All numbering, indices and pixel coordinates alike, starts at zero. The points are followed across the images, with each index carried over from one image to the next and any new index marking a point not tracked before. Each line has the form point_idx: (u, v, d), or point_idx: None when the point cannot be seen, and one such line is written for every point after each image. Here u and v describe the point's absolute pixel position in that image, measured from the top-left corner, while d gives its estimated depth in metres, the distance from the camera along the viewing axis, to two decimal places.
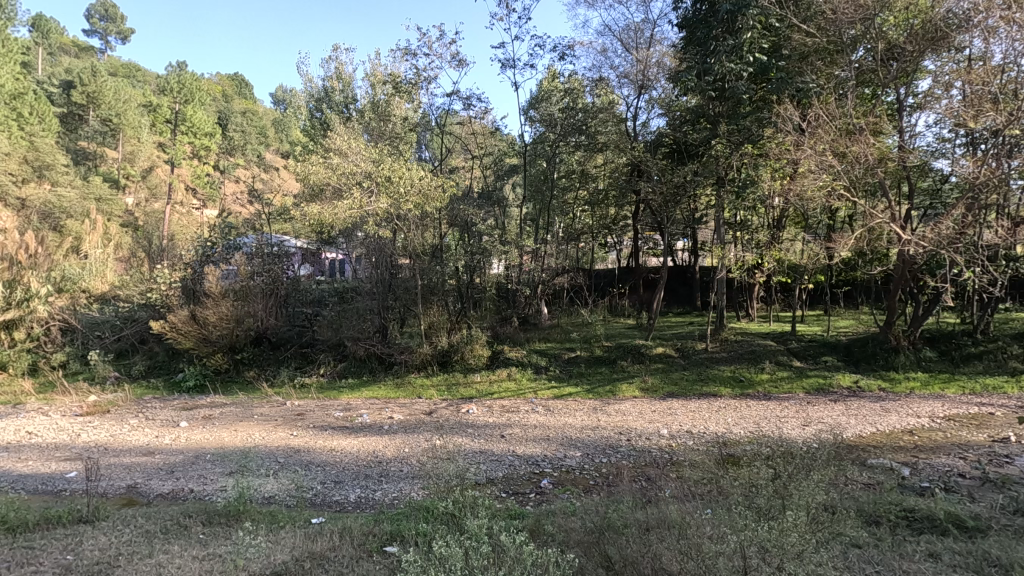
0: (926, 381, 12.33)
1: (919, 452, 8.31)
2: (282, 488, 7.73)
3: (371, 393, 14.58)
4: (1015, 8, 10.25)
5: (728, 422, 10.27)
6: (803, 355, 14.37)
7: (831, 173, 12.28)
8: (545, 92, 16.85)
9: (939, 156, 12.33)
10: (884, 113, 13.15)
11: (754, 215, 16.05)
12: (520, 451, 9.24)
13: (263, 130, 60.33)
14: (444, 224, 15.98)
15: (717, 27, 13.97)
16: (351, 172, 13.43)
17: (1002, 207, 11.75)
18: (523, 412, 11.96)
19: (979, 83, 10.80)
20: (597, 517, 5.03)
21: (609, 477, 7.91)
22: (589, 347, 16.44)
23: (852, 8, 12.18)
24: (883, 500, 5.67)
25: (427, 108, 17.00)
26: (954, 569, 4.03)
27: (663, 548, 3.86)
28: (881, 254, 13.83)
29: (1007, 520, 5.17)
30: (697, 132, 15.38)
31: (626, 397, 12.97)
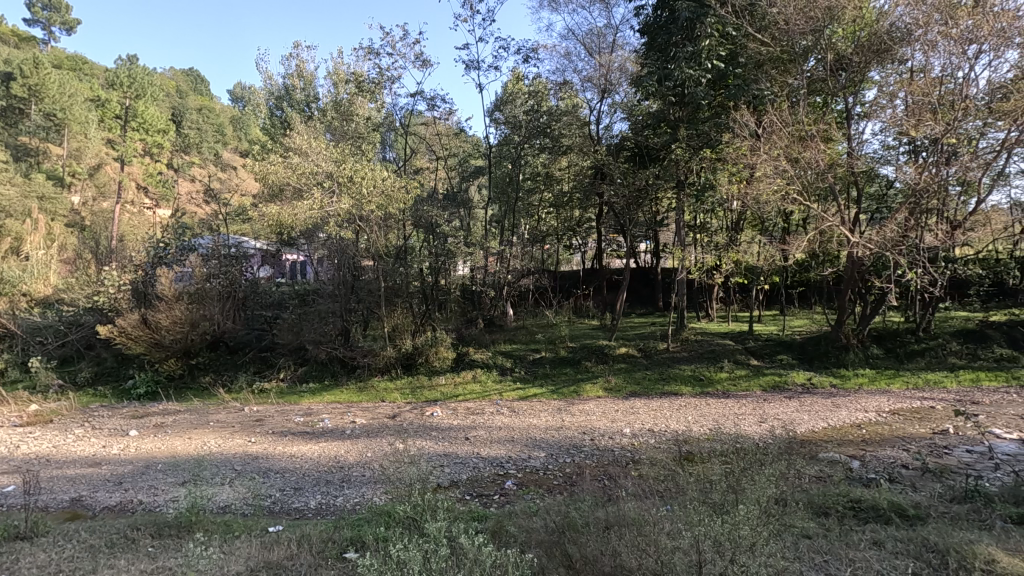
0: (873, 377, 12.92)
1: (867, 445, 8.70)
2: (238, 497, 7.50)
3: (333, 397, 14.30)
4: (952, 23, 10.82)
5: (689, 420, 10.51)
6: (760, 353, 14.84)
7: (785, 178, 12.74)
8: (510, 94, 16.96)
9: (885, 162, 12.92)
10: (833, 120, 13.67)
11: (713, 218, 16.50)
12: (484, 453, 9.22)
13: (221, 128, 58.61)
14: (408, 226, 15.84)
15: (677, 33, 14.31)
16: (312, 172, 13.17)
17: (941, 211, 12.42)
18: (488, 414, 11.94)
19: (920, 94, 11.37)
20: (559, 517, 5.07)
21: (572, 477, 7.98)
22: (554, 349, 16.56)
23: (803, 20, 12.67)
24: (832, 492, 5.90)
25: (391, 107, 16.84)
26: (896, 555, 4.24)
27: (622, 545, 3.92)
28: (832, 255, 14.39)
29: (944, 508, 5.46)
30: (659, 136, 15.71)
31: (589, 397, 13.12)
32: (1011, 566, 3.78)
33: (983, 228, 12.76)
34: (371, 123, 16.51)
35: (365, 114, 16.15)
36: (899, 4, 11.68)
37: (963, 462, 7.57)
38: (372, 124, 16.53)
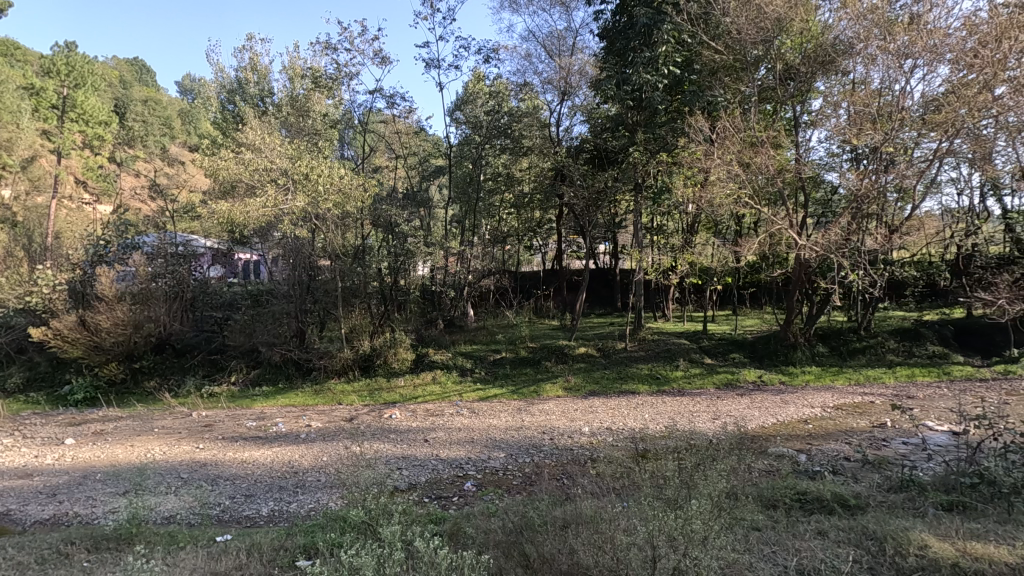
0: (818, 374, 13.52)
1: (813, 439, 9.07)
2: (184, 506, 7.17)
3: (288, 401, 13.88)
4: (890, 38, 11.40)
5: (646, 418, 10.71)
6: (713, 352, 15.27)
7: (737, 182, 13.16)
8: (471, 94, 16.83)
9: (830, 169, 13.54)
10: (783, 127, 14.21)
11: (669, 220, 16.89)
12: (443, 455, 9.14)
13: (169, 121, 56.10)
14: (367, 225, 15.56)
15: (635, 39, 14.60)
16: (266, 168, 12.75)
17: (880, 216, 13.09)
18: (447, 415, 11.84)
19: (861, 104, 11.93)
20: (518, 516, 5.08)
21: (531, 477, 8.00)
22: (514, 349, 16.59)
23: (755, 30, 13.11)
24: (780, 485, 6.11)
25: (349, 104, 16.49)
26: (838, 543, 4.42)
27: (578, 544, 3.94)
28: (781, 257, 14.95)
29: (883, 497, 5.75)
30: (617, 139, 16.01)
31: (549, 396, 13.20)
32: (942, 550, 4.02)
33: (918, 232, 13.54)
34: (328, 120, 16.13)
35: (322, 110, 15.72)
36: (842, 18, 12.24)
37: (900, 454, 7.99)
38: (329, 121, 16.15)
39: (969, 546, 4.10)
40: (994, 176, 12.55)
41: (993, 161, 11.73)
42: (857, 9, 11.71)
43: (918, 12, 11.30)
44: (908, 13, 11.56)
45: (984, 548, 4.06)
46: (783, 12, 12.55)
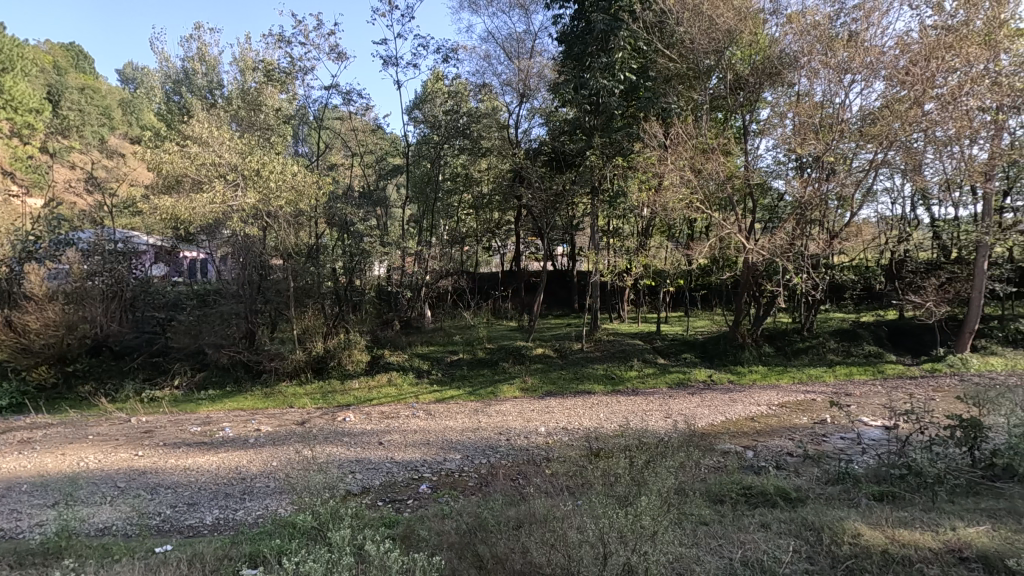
0: (764, 373, 14.07)
1: (758, 436, 9.43)
2: (119, 517, 6.80)
3: (236, 404, 13.38)
4: (832, 52, 11.91)
5: (601, 418, 10.87)
6: (666, 352, 15.67)
7: (689, 188, 13.56)
8: (430, 93, 16.82)
9: (776, 176, 14.07)
10: (732, 136, 14.69)
11: (625, 224, 17.24)
12: (398, 457, 9.02)
13: (108, 111, 53.22)
14: (321, 223, 15.23)
15: (592, 44, 15.01)
16: (213, 163, 12.24)
17: (822, 223, 13.73)
18: (403, 417, 11.69)
19: (806, 116, 12.42)
20: (472, 517, 5.08)
21: (486, 477, 8.00)
22: (471, 351, 16.54)
23: (707, 40, 13.58)
24: (727, 481, 6.32)
25: (303, 100, 15.98)
26: (781, 535, 4.61)
27: (531, 543, 3.96)
28: (730, 261, 15.47)
29: (821, 490, 6.03)
30: (574, 143, 16.27)
31: (506, 397, 13.22)
32: (872, 538, 4.27)
33: (854, 237, 14.41)
34: (282, 115, 15.55)
35: (275, 105, 15.10)
36: (787, 32, 12.84)
37: (838, 448, 8.40)
38: (283, 116, 15.58)
39: (897, 533, 4.35)
40: (923, 186, 13.42)
41: (922, 172, 12.54)
42: (801, 24, 12.32)
43: (855, 30, 11.98)
44: (846, 30, 12.21)
45: (909, 535, 4.33)
46: (733, 24, 13.05)
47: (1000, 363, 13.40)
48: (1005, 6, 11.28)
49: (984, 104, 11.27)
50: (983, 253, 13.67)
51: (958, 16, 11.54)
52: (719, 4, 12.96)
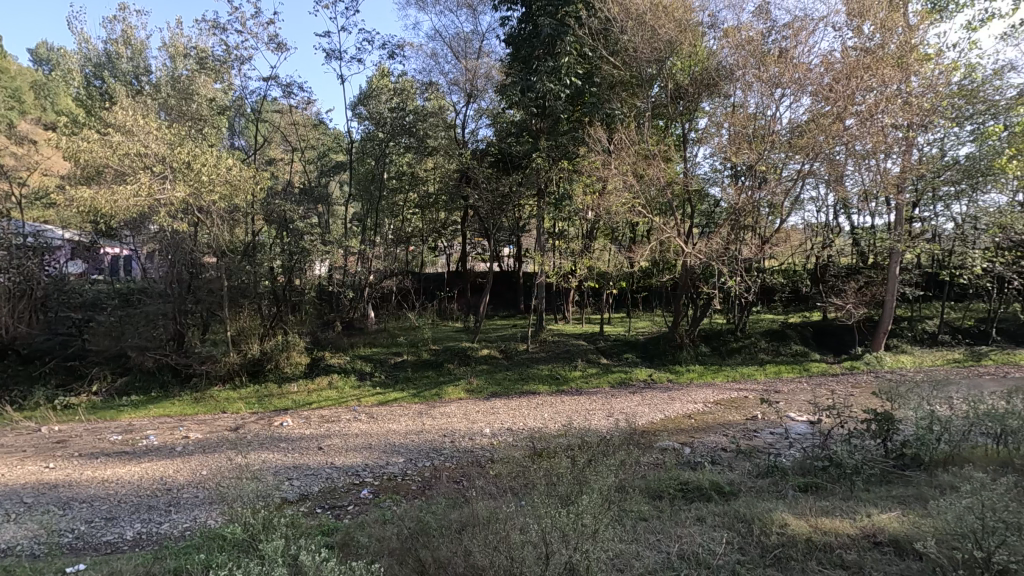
0: (701, 372, 14.63)
1: (695, 432, 9.80)
2: (25, 536, 6.23)
3: (162, 410, 12.59)
4: (765, 66, 12.54)
5: (545, 418, 10.97)
6: (609, 353, 16.00)
7: (632, 192, 13.92)
8: (375, 89, 16.40)
9: (713, 183, 14.70)
10: (673, 143, 15.17)
11: (570, 226, 17.50)
12: (338, 462, 8.75)
13: (18, 93, 48.98)
14: (259, 221, 14.77)
15: (539, 48, 15.22)
16: (138, 153, 11.46)
17: (754, 228, 14.43)
18: (344, 421, 11.35)
19: (741, 126, 12.98)
20: (414, 521, 4.99)
21: (429, 480, 7.90)
22: (416, 352, 16.30)
23: (649, 50, 13.98)
24: (665, 477, 6.50)
25: (240, 91, 15.29)
26: (715, 528, 4.79)
27: (473, 545, 3.94)
28: (670, 264, 15.99)
29: (752, 483, 6.32)
30: (521, 145, 16.41)
31: (451, 399, 13.09)
32: (798, 528, 4.51)
33: (783, 243, 15.24)
34: (216, 106, 14.50)
35: (208, 95, 14.04)
36: (724, 46, 13.40)
37: (767, 443, 8.84)
38: (217, 107, 14.52)
39: (819, 522, 4.63)
40: (845, 196, 14.36)
41: (844, 183, 13.43)
42: (737, 39, 12.89)
43: (786, 47, 12.64)
44: (777, 46, 12.88)
45: (831, 523, 4.61)
46: (674, 35, 13.57)
47: (910, 360, 14.54)
48: (915, 33, 12.29)
49: (895, 122, 12.26)
50: (896, 259, 14.78)
51: (875, 39, 12.36)
52: (661, 15, 13.44)
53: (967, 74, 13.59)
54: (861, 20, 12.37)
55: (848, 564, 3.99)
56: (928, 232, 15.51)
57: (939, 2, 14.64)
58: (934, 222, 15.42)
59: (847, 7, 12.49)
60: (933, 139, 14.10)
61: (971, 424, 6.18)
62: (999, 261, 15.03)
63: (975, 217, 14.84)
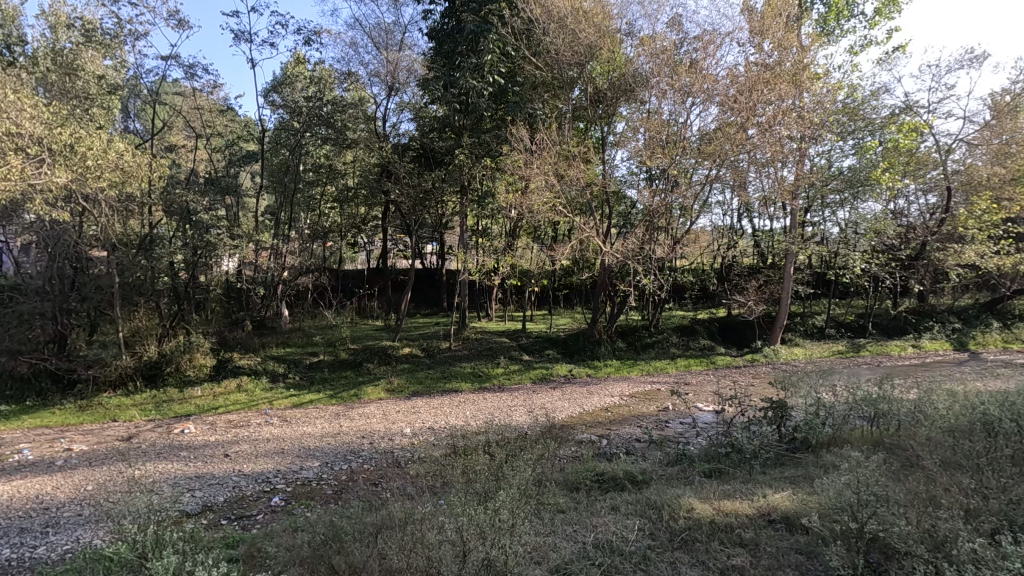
0: (618, 366, 15.22)
1: (611, 425, 10.16)
2: None
3: (39, 421, 11.19)
4: (678, 75, 13.11)
5: (467, 415, 10.94)
6: (530, 350, 16.20)
7: (553, 192, 14.21)
8: (290, 76, 15.80)
9: (629, 185, 15.29)
10: (592, 145, 15.59)
11: (493, 224, 17.57)
12: (246, 470, 8.24)
13: None
14: (157, 212, 13.19)
15: (462, 44, 15.11)
16: (7, 131, 9.60)
17: (667, 229, 15.19)
18: (254, 425, 10.72)
19: (656, 131, 13.48)
20: (325, 528, 4.79)
21: (346, 484, 7.63)
22: (333, 352, 15.71)
23: (570, 53, 14.34)
24: (582, 469, 6.67)
25: (134, 69, 13.96)
26: (628, 516, 4.99)
27: (389, 548, 3.85)
28: (589, 263, 16.48)
29: (662, 471, 6.65)
30: (443, 141, 16.28)
31: (370, 399, 12.73)
32: (702, 511, 4.79)
33: (692, 244, 16.20)
34: (106, 84, 13.02)
35: (96, 71, 12.70)
36: (641, 53, 13.92)
37: (677, 432, 9.34)
38: (107, 85, 13.04)
39: (721, 504, 4.94)
40: (746, 201, 15.48)
41: (746, 188, 14.47)
42: (652, 47, 13.42)
43: (696, 58, 13.36)
44: (689, 57, 13.59)
45: (731, 505, 4.94)
46: (594, 40, 13.98)
47: (802, 352, 15.93)
48: (807, 53, 13.32)
49: (791, 133, 13.36)
50: (791, 260, 16.09)
51: (774, 56, 13.29)
52: (582, 20, 13.78)
53: (850, 94, 15.12)
54: (762, 38, 13.30)
55: (747, 542, 4.29)
56: (818, 235, 17.01)
57: (827, 27, 16.11)
58: (822, 226, 16.91)
59: (749, 25, 13.38)
60: (822, 151, 15.50)
61: (850, 409, 6.89)
62: (875, 262, 16.81)
63: (856, 223, 16.49)
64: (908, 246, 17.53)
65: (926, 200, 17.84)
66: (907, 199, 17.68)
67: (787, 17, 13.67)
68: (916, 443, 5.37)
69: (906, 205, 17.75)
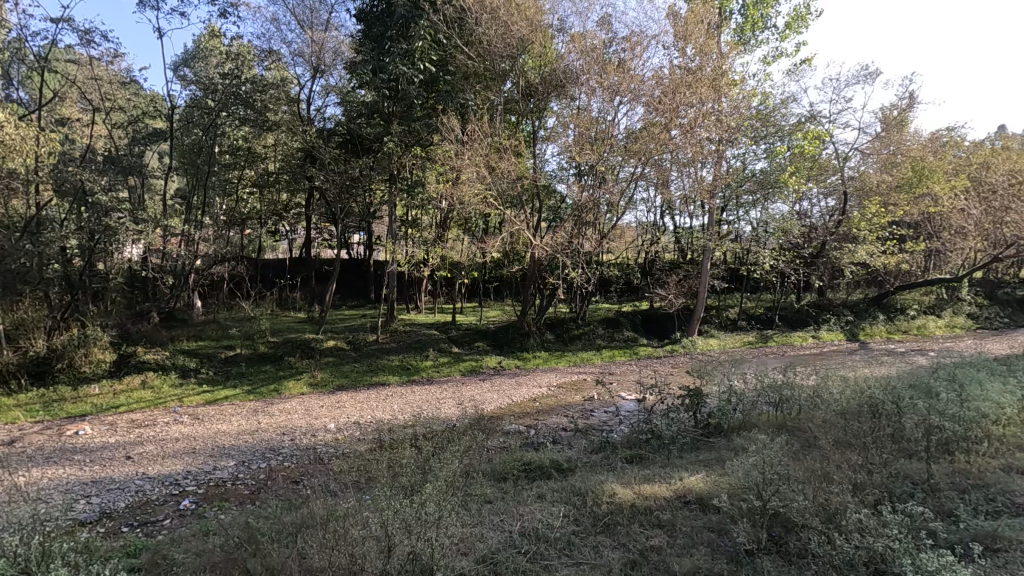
0: (546, 358, 15.49)
1: (539, 415, 10.33)
2: None
3: None
4: (607, 73, 13.42)
5: (394, 409, 10.75)
6: (460, 342, 16.11)
7: (484, 184, 14.17)
8: (203, 50, 14.84)
9: (559, 180, 15.56)
10: (523, 139, 15.65)
11: (423, 215, 17.29)
12: (152, 472, 7.66)
13: None
14: (47, 190, 11.96)
15: (392, 28, 14.74)
16: None
17: (595, 224, 15.56)
18: (161, 424, 9.98)
19: (585, 127, 13.73)
20: (238, 530, 4.53)
21: (265, 483, 7.27)
22: (251, 345, 14.90)
23: (503, 45, 14.34)
24: (509, 459, 6.72)
25: (17, 31, 12.43)
26: (553, 503, 5.10)
27: (310, 546, 3.73)
28: (519, 256, 16.59)
29: (587, 458, 6.86)
30: (371, 128, 15.57)
31: (291, 395, 12.19)
32: (623, 496, 4.99)
33: (618, 239, 16.70)
34: None
35: None
36: (571, 50, 14.07)
37: (602, 421, 9.63)
38: None
39: (642, 488, 5.17)
40: (669, 198, 16.19)
41: (669, 186, 15.17)
42: (583, 45, 13.65)
43: (624, 58, 13.73)
44: (617, 56, 13.94)
45: (650, 488, 5.18)
46: (526, 33, 14.06)
47: (717, 343, 16.93)
48: (725, 60, 14.08)
49: (710, 135, 14.10)
50: (708, 256, 17.00)
51: (695, 61, 13.91)
52: (514, 12, 13.80)
53: (763, 101, 16.10)
54: (685, 42, 13.88)
55: (664, 523, 4.51)
56: (732, 233, 18.11)
57: (744, 37, 17.08)
58: (737, 224, 18.04)
59: (674, 29, 13.93)
60: (737, 153, 16.45)
61: (758, 395, 7.38)
62: (781, 260, 18.10)
63: (766, 222, 17.65)
64: (810, 245, 19.02)
65: (827, 202, 19.43)
66: (810, 202, 19.19)
67: (708, 24, 14.36)
68: (814, 424, 5.87)
69: (809, 206, 19.26)
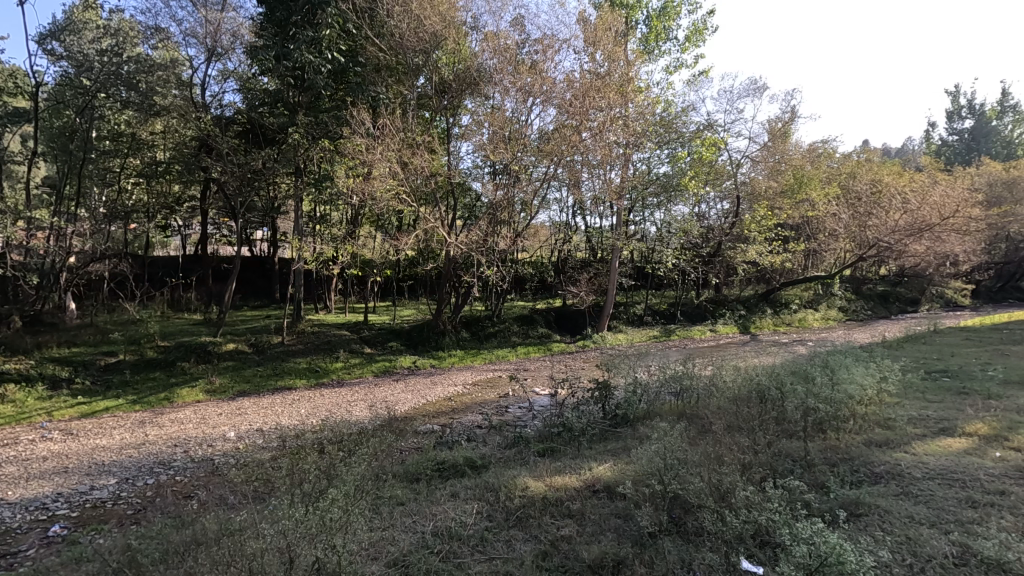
0: (461, 356, 15.45)
1: (455, 413, 10.27)
2: None
3: None
4: (520, 74, 13.53)
5: (301, 413, 10.24)
6: (373, 342, 15.62)
7: (397, 179, 13.81)
8: (75, 22, 12.88)
9: (474, 177, 15.51)
10: (437, 136, 15.49)
11: (332, 210, 16.62)
12: (12, 497, 6.75)
13: None
14: None
15: (297, 14, 13.94)
16: None
17: (510, 223, 15.73)
18: (25, 442, 8.83)
19: (499, 126, 13.74)
20: (118, 554, 4.11)
21: (153, 500, 6.63)
22: (137, 350, 13.57)
23: (416, 39, 14.09)
24: (423, 459, 6.61)
25: None
26: (467, 501, 5.09)
27: (201, 563, 3.46)
28: (434, 254, 16.38)
29: (500, 454, 6.91)
30: (275, 117, 15.03)
31: (185, 403, 11.26)
32: (536, 489, 5.09)
33: (532, 237, 17.04)
34: None
35: None
36: (484, 49, 14.14)
37: (516, 416, 9.76)
38: None
39: (553, 480, 5.29)
40: (580, 198, 16.70)
41: (580, 186, 15.67)
42: (496, 44, 13.71)
43: (536, 60, 13.94)
44: (529, 58, 14.15)
45: (561, 480, 5.31)
46: (438, 29, 13.85)
47: (625, 338, 17.74)
48: (631, 67, 14.72)
49: (617, 138, 14.73)
50: (617, 254, 17.73)
51: (604, 66, 14.41)
52: (427, 7, 13.57)
53: (666, 108, 17.05)
54: (594, 48, 14.35)
55: (574, 513, 4.64)
56: (639, 233, 19.02)
57: (648, 46, 17.99)
58: (643, 224, 18.99)
59: (584, 34, 14.38)
60: (643, 157, 17.31)
61: (661, 386, 7.79)
62: (682, 259, 19.28)
63: (669, 222, 18.74)
64: (708, 244, 20.38)
65: (722, 206, 20.93)
66: (707, 204, 20.56)
67: (616, 32, 14.96)
68: (709, 411, 6.32)
69: (707, 209, 20.64)
